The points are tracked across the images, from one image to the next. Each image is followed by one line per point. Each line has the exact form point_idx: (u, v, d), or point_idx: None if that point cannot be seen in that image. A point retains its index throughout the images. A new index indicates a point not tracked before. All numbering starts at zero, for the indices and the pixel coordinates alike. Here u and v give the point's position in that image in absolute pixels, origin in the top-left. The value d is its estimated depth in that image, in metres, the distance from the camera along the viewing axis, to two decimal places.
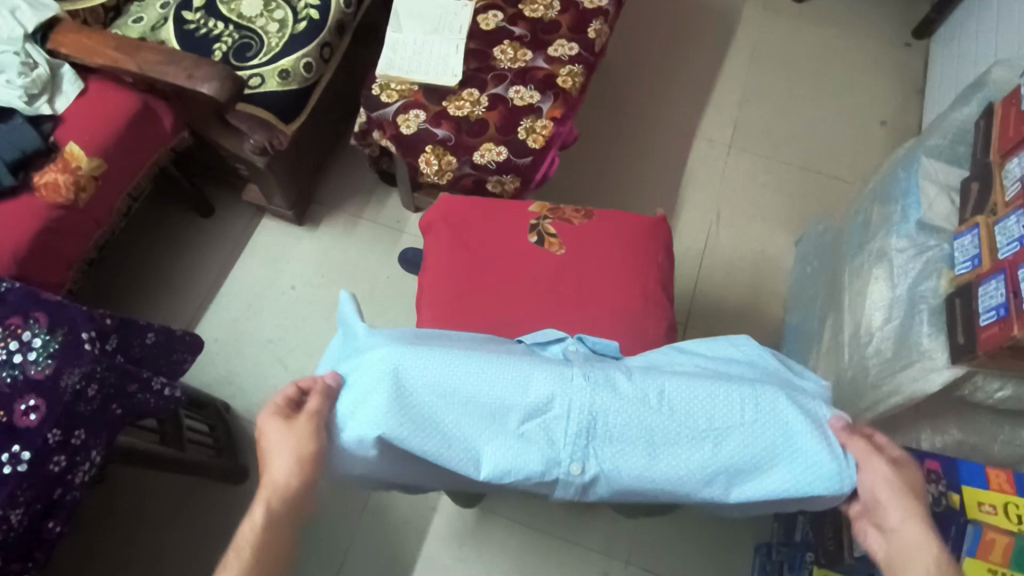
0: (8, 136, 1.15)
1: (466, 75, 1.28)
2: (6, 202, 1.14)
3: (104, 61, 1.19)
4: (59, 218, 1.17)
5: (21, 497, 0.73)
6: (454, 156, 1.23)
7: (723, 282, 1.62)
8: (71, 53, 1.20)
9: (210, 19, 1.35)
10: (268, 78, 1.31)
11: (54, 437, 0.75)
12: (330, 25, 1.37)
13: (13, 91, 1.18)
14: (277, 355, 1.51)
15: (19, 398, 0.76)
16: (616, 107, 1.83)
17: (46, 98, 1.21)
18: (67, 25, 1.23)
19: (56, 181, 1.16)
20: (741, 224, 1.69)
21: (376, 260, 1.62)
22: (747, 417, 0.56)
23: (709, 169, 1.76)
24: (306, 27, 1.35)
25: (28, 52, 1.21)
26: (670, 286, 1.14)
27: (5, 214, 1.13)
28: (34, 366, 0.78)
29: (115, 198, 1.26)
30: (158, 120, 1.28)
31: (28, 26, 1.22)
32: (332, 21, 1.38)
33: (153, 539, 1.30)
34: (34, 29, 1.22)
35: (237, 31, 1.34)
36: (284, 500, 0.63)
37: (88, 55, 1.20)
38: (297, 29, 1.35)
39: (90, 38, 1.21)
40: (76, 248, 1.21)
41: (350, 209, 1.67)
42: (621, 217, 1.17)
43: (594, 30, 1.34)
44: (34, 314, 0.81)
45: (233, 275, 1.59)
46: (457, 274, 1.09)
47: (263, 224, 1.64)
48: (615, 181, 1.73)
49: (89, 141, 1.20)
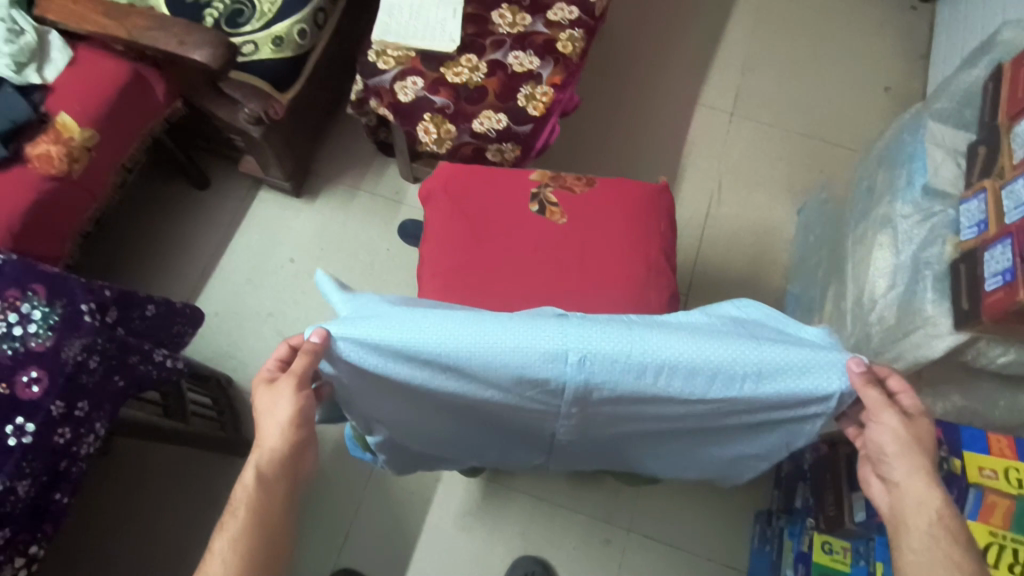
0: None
1: (464, 41, 1.25)
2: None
3: (93, 27, 1.16)
4: (54, 191, 1.15)
5: (28, 468, 0.73)
6: (454, 125, 1.21)
7: (724, 252, 1.62)
8: (59, 20, 1.17)
9: None
10: (261, 45, 1.28)
11: (57, 410, 0.75)
12: None
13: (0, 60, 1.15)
14: (277, 328, 1.51)
15: (20, 370, 0.76)
16: (616, 74, 1.80)
17: (35, 66, 1.18)
18: None
19: (49, 152, 1.14)
20: (742, 193, 1.68)
21: (375, 232, 1.61)
22: (739, 389, 0.59)
23: (711, 137, 1.74)
24: None
25: (14, 19, 1.18)
26: (672, 254, 1.13)
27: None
28: (35, 339, 0.77)
29: (110, 170, 1.25)
30: (151, 90, 1.26)
31: None
32: None
33: (158, 510, 1.31)
34: None
35: None
36: (276, 463, 0.64)
37: (77, 22, 1.16)
38: None
39: (78, 3, 1.18)
40: (72, 220, 1.20)
41: (349, 181, 1.65)
42: (622, 184, 1.16)
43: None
44: (32, 286, 0.80)
45: (230, 248, 1.58)
46: (459, 244, 1.08)
47: (260, 196, 1.63)
48: (615, 149, 1.70)
49: (82, 111, 1.18)
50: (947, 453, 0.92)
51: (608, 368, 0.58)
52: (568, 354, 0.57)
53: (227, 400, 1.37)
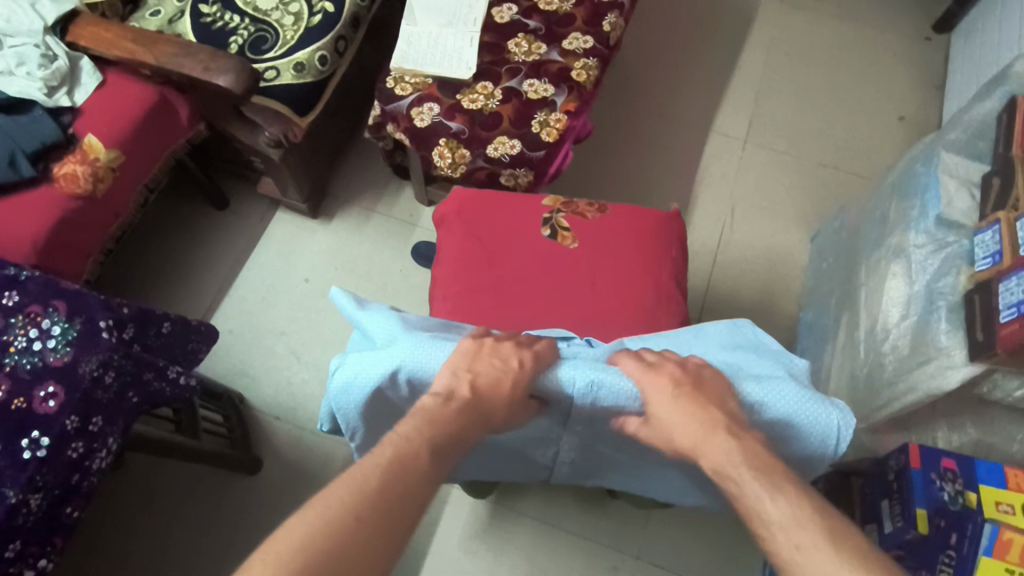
0: (28, 128, 1.17)
1: (480, 68, 1.28)
2: (26, 193, 1.15)
3: (123, 53, 1.20)
4: (78, 209, 1.18)
5: (41, 482, 0.75)
6: (469, 151, 1.23)
7: (736, 278, 1.62)
8: (91, 46, 1.21)
9: (227, 12, 1.36)
10: (283, 71, 1.31)
11: (72, 423, 0.76)
12: (345, 18, 1.38)
13: (33, 83, 1.19)
14: (290, 347, 1.52)
15: (38, 385, 0.77)
16: (630, 101, 1.82)
17: (65, 90, 1.22)
18: (86, 18, 1.24)
19: (74, 172, 1.17)
20: (755, 220, 1.68)
21: (389, 254, 1.63)
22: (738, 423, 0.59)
23: (725, 164, 1.74)
24: (321, 21, 1.36)
25: (48, 45, 1.22)
26: (683, 280, 1.13)
27: (24, 204, 1.14)
28: (53, 354, 0.79)
29: (133, 189, 1.28)
30: (176, 113, 1.29)
31: (48, 18, 1.23)
32: (347, 14, 1.38)
33: (166, 526, 1.31)
34: (54, 22, 1.24)
35: (253, 23, 1.35)
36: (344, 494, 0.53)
37: (108, 48, 1.21)
38: (312, 22, 1.35)
39: (109, 30, 1.22)
40: (94, 238, 1.23)
41: (364, 202, 1.68)
42: (633, 211, 1.17)
43: (610, 23, 1.34)
44: (53, 303, 0.82)
45: (247, 267, 1.60)
46: (470, 268, 1.09)
47: (277, 217, 1.65)
48: (628, 175, 1.72)
49: (108, 133, 1.21)
50: (963, 487, 0.90)
51: (612, 397, 0.59)
52: (574, 381, 0.59)
53: (239, 416, 1.39)
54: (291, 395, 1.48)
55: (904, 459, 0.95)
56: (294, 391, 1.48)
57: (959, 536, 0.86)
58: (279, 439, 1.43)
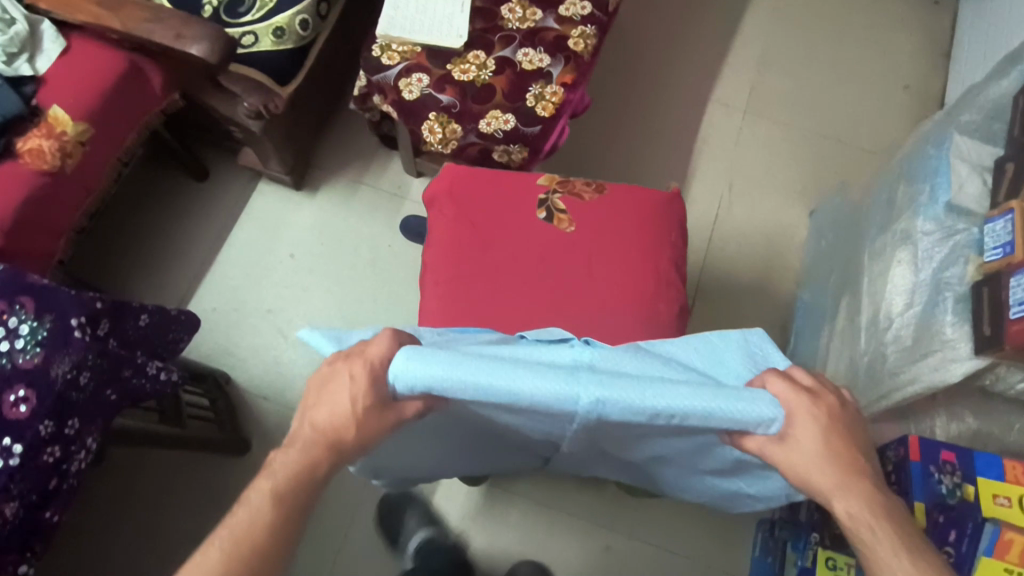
0: None
1: (472, 36, 1.20)
2: None
3: (86, 17, 1.11)
4: (46, 186, 1.11)
5: (16, 489, 0.71)
6: (460, 126, 1.17)
7: (732, 255, 1.59)
8: (50, 9, 1.12)
9: None
10: (261, 36, 1.23)
11: (47, 427, 0.73)
12: None
13: None
14: (277, 326, 1.48)
15: (8, 388, 0.73)
16: (625, 68, 1.75)
17: (26, 57, 1.14)
18: None
19: (39, 147, 1.11)
20: (753, 195, 1.64)
21: (378, 228, 1.58)
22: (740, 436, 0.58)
23: (724, 136, 1.69)
24: None
25: (5, 7, 1.13)
26: (683, 264, 1.10)
27: None
28: (23, 355, 0.74)
29: (106, 164, 1.21)
30: (147, 82, 1.21)
31: None
32: None
33: (154, 509, 1.30)
34: None
35: None
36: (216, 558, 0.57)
37: (70, 11, 1.12)
38: None
39: None
40: (66, 217, 1.17)
41: (351, 173, 1.61)
42: (632, 191, 1.12)
43: None
44: (20, 299, 0.77)
45: (229, 242, 1.55)
46: (464, 254, 1.05)
47: (259, 189, 1.59)
48: (622, 147, 1.67)
49: (76, 105, 1.14)
50: (960, 479, 0.90)
51: (617, 412, 0.57)
52: (577, 399, 0.56)
53: (225, 396, 1.37)
54: (279, 374, 1.45)
55: (903, 450, 0.94)
56: (282, 370, 1.45)
57: (957, 535, 0.87)
58: (268, 420, 1.41)
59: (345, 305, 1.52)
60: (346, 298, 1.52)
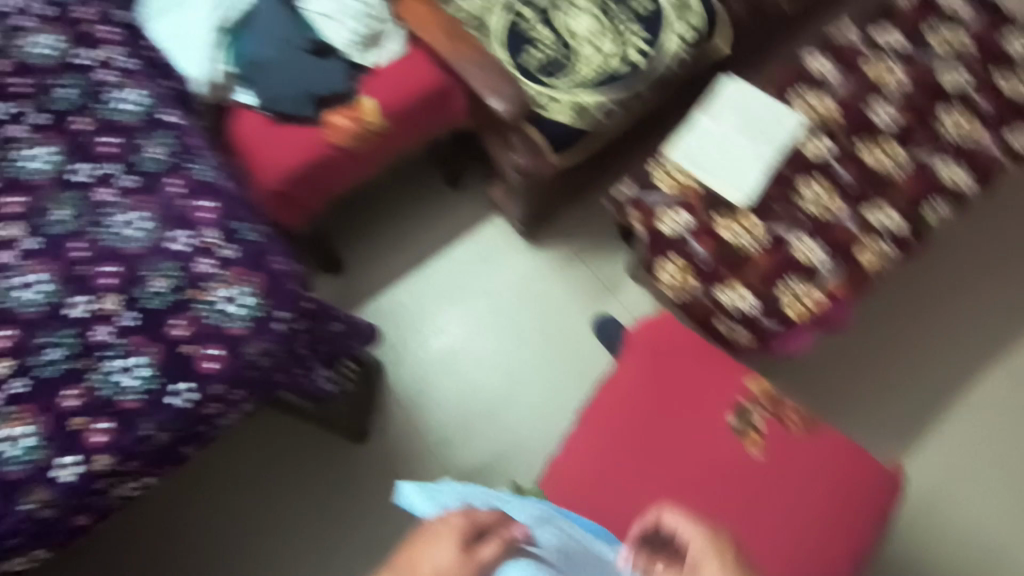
0: (315, 70, 1.22)
1: (760, 203, 1.15)
2: (290, 126, 1.23)
3: (429, 39, 1.21)
4: (333, 158, 1.25)
5: (170, 424, 0.81)
6: (698, 283, 1.12)
7: (919, 547, 1.33)
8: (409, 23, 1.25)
9: (541, 24, 1.40)
10: (562, 107, 1.31)
11: (220, 394, 0.82)
12: (649, 77, 1.35)
13: (346, 39, 1.25)
14: (444, 348, 1.54)
15: (206, 342, 0.82)
16: (939, 265, 1.48)
17: (367, 48, 1.27)
18: None
19: (341, 126, 1.24)
20: (988, 494, 1.35)
21: (573, 310, 1.58)
22: None
23: (988, 410, 1.40)
24: (625, 73, 1.34)
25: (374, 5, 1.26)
26: (862, 558, 0.95)
27: (286, 135, 1.23)
28: (231, 322, 0.83)
29: (383, 155, 1.32)
30: (448, 100, 1.31)
31: None
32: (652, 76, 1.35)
33: (281, 458, 1.45)
34: None
35: (561, 48, 1.38)
36: None
37: (422, 31, 1.24)
38: (616, 71, 1.34)
39: (427, 8, 1.24)
40: (337, 183, 1.30)
41: (578, 246, 1.63)
42: (848, 447, 0.98)
43: (930, 213, 1.17)
44: (253, 274, 0.86)
45: (446, 253, 1.63)
46: (630, 430, 0.98)
47: (488, 219, 1.66)
48: (881, 353, 1.44)
49: (386, 105, 1.26)
50: None
51: None
52: None
53: (372, 379, 1.47)
54: (426, 392, 1.51)
55: None
56: (429, 390, 1.51)
57: None
58: (399, 429, 1.49)
59: (511, 364, 1.54)
60: (514, 357, 1.54)
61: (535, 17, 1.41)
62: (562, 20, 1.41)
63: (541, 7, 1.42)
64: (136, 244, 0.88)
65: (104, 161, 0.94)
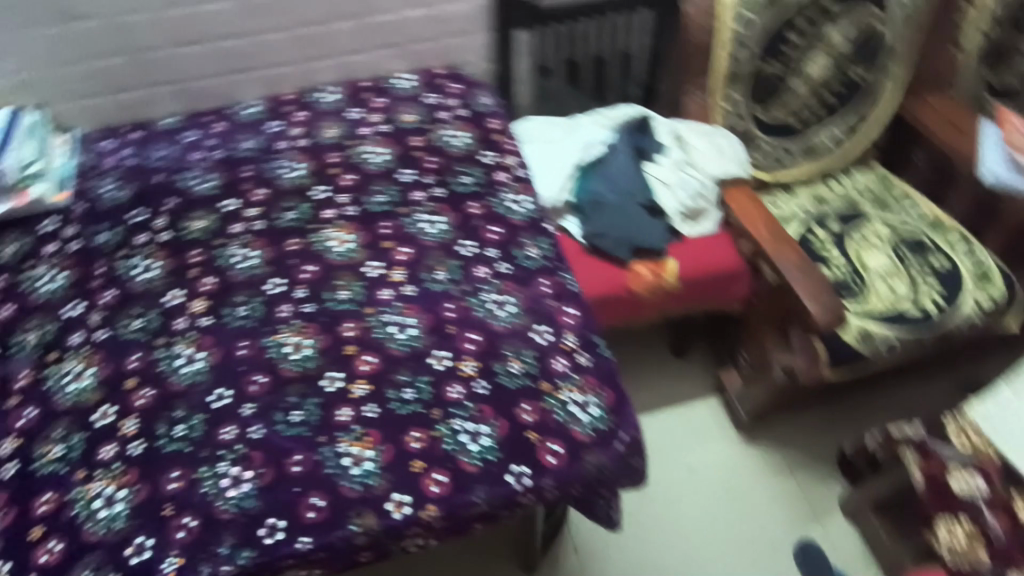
0: (641, 224, 1.35)
1: None
2: (598, 260, 1.34)
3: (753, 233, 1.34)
4: (623, 299, 1.33)
5: (496, 500, 0.82)
6: (987, 558, 1.07)
7: None
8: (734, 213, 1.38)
9: (836, 249, 1.50)
10: (849, 329, 1.36)
11: (544, 487, 0.83)
12: (937, 330, 1.39)
13: (676, 205, 1.38)
14: (632, 508, 1.49)
15: (553, 437, 0.86)
16: None
17: (688, 218, 1.39)
18: (744, 192, 1.43)
19: (643, 275, 1.33)
20: None
21: (773, 521, 1.49)
22: None
23: None
24: (914, 317, 1.39)
25: (708, 187, 1.41)
26: None
27: (594, 266, 1.33)
28: (581, 427, 0.87)
29: (659, 312, 1.39)
30: (736, 285, 1.40)
31: (726, 173, 1.42)
32: (940, 329, 1.39)
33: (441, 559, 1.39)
34: (727, 177, 1.42)
35: (852, 274, 1.46)
36: None
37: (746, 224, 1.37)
38: (906, 313, 1.39)
39: (755, 210, 1.39)
40: (609, 320, 1.37)
41: (791, 458, 1.57)
42: None
43: None
44: (605, 390, 0.91)
45: (656, 416, 1.62)
46: None
47: (705, 399, 1.66)
48: None
49: (688, 272, 1.35)
50: None
51: None
52: None
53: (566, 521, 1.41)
54: (603, 547, 1.43)
55: None
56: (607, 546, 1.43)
57: None
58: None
59: (706, 557, 1.44)
60: (710, 550, 1.45)
61: (829, 240, 1.52)
62: (854, 250, 1.50)
63: (835, 233, 1.54)
64: (503, 324, 0.96)
65: (488, 245, 1.06)
